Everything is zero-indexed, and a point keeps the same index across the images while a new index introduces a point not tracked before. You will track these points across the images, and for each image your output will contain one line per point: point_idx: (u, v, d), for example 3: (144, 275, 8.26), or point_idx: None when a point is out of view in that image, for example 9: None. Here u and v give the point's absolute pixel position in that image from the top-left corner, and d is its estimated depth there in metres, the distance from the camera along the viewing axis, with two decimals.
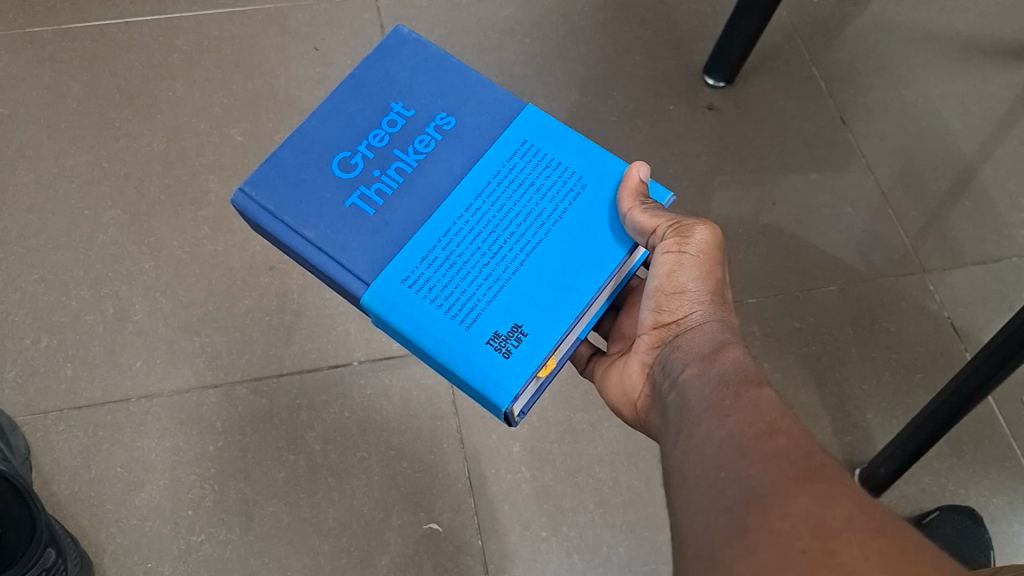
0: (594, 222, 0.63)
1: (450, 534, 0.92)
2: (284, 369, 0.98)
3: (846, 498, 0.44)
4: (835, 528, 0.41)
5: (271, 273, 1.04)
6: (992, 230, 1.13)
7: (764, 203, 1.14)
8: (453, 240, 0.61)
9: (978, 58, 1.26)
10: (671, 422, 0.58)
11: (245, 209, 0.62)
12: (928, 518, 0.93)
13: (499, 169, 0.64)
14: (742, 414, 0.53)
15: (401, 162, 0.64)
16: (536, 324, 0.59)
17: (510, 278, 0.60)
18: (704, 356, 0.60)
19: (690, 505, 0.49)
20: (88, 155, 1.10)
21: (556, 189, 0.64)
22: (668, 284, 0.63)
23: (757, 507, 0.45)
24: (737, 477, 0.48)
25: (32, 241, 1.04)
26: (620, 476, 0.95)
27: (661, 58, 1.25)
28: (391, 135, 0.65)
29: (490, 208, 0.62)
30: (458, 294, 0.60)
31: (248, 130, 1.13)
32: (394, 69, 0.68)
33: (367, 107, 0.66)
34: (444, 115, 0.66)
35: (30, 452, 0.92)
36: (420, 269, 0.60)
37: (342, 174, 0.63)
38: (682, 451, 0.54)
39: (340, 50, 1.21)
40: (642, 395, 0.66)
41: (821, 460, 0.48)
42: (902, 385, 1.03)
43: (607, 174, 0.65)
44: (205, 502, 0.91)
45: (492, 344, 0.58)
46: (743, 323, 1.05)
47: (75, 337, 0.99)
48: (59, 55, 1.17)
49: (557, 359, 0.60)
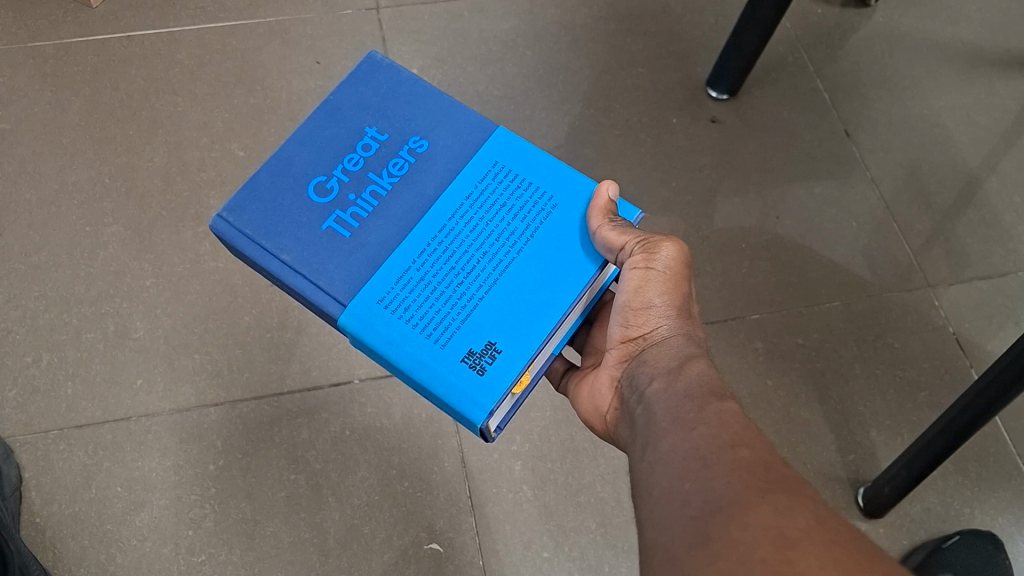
0: (565, 241, 0.62)
1: (450, 555, 0.91)
2: (286, 387, 0.98)
3: (805, 511, 0.44)
4: (792, 538, 0.42)
5: (272, 290, 1.03)
6: (998, 243, 1.12)
7: (767, 216, 1.13)
8: (427, 261, 0.61)
9: (984, 69, 1.25)
10: (638, 436, 0.58)
11: (224, 234, 0.62)
12: (947, 542, 0.91)
13: (471, 190, 0.64)
14: (706, 428, 0.53)
15: (375, 185, 0.63)
16: (510, 341, 0.58)
17: (483, 297, 0.60)
18: (669, 370, 0.59)
19: (656, 516, 0.49)
20: (89, 170, 1.10)
21: (528, 208, 0.63)
22: (635, 299, 0.63)
23: (718, 517, 0.45)
24: (700, 488, 0.48)
25: (33, 257, 1.04)
26: (621, 496, 0.94)
27: (664, 70, 1.24)
28: (366, 159, 0.65)
29: (463, 228, 0.62)
30: (433, 313, 0.59)
31: (250, 144, 1.13)
32: (368, 94, 0.68)
33: (343, 132, 0.66)
34: (418, 138, 0.66)
35: (22, 482, 0.91)
36: (395, 290, 0.60)
37: (318, 198, 0.63)
38: (648, 463, 0.54)
39: (342, 62, 1.21)
40: (611, 408, 0.65)
41: (782, 471, 0.48)
42: (907, 402, 1.02)
43: (578, 194, 0.64)
44: (205, 522, 0.91)
45: (466, 362, 0.58)
46: (744, 339, 1.05)
47: (76, 355, 0.98)
48: (61, 69, 1.17)
49: (532, 375, 0.60)
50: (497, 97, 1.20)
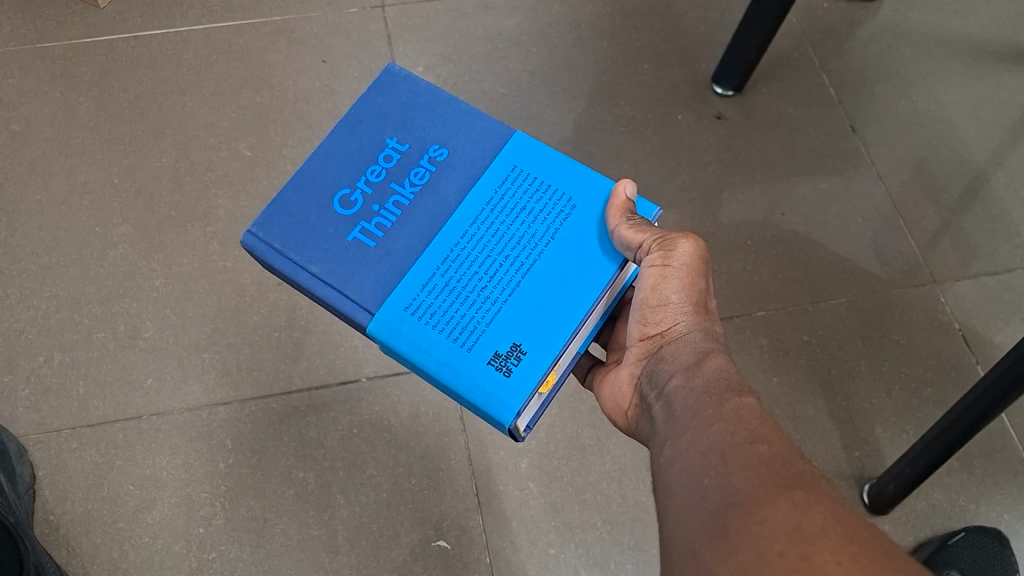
0: (584, 241, 0.63)
1: (458, 552, 0.92)
2: (294, 385, 0.99)
3: (822, 506, 0.45)
4: (810, 534, 0.43)
5: (279, 289, 1.04)
6: (1005, 239, 1.12)
7: (773, 212, 1.13)
8: (451, 266, 0.61)
9: (991, 63, 1.25)
10: (658, 431, 0.58)
11: (255, 250, 0.63)
12: (953, 539, 0.91)
13: (491, 196, 0.64)
14: (724, 423, 0.53)
15: (398, 195, 0.64)
16: (534, 342, 0.59)
17: (507, 299, 0.60)
18: (687, 366, 0.60)
19: (674, 511, 0.50)
20: (98, 171, 1.11)
21: (547, 211, 0.64)
22: (653, 297, 0.63)
23: (737, 511, 0.46)
24: (719, 483, 0.49)
25: (44, 258, 1.05)
26: (627, 493, 0.95)
27: (669, 66, 1.24)
28: (387, 169, 0.65)
29: (485, 233, 0.63)
30: (459, 317, 0.60)
31: (257, 144, 1.14)
32: (387, 106, 0.68)
33: (365, 144, 0.66)
34: (437, 146, 0.67)
35: (35, 480, 0.93)
36: (421, 297, 0.60)
37: (343, 210, 0.64)
38: (666, 458, 0.54)
39: (347, 61, 1.21)
40: (631, 405, 0.66)
41: (799, 467, 0.49)
42: (913, 399, 1.02)
43: (595, 195, 0.65)
44: (216, 520, 0.92)
45: (492, 365, 0.58)
46: (751, 336, 1.05)
47: (87, 355, 1.00)
48: (69, 70, 1.18)
49: (557, 375, 0.60)
50: (500, 94, 1.21)
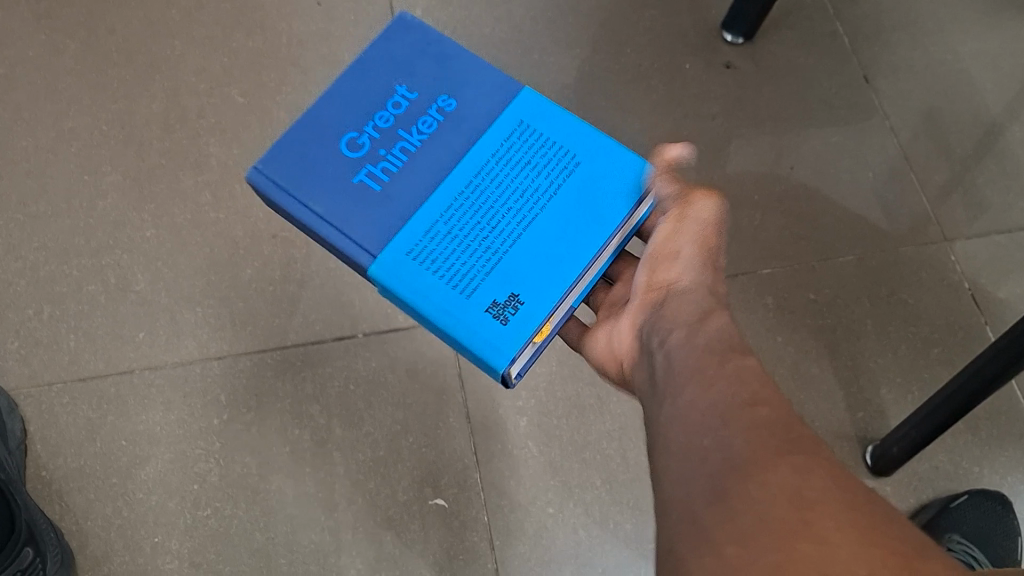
0: (590, 198, 0.60)
1: (456, 510, 0.91)
2: (289, 341, 0.97)
3: (823, 472, 0.43)
4: (810, 498, 0.41)
5: (274, 242, 1.02)
6: (1018, 196, 1.09)
7: (781, 166, 1.10)
8: (454, 215, 0.59)
9: (1011, 11, 1.20)
10: (656, 389, 0.56)
11: (256, 183, 0.60)
12: (956, 502, 0.90)
13: (497, 147, 0.61)
14: (725, 382, 0.51)
15: (405, 142, 0.61)
16: (534, 292, 0.57)
17: (509, 251, 0.58)
18: (690, 323, 0.58)
19: (672, 473, 0.48)
20: (86, 117, 1.07)
21: (554, 165, 0.61)
22: (665, 246, 0.64)
23: (735, 475, 0.44)
24: (719, 446, 0.47)
25: (32, 207, 1.02)
26: (628, 453, 0.94)
27: (678, 12, 1.19)
28: (395, 116, 0.62)
29: (491, 184, 0.60)
30: (459, 267, 0.58)
31: (250, 90, 1.10)
32: (396, 49, 0.64)
33: (372, 88, 0.63)
34: (447, 96, 0.63)
35: (27, 435, 0.91)
36: (421, 244, 0.58)
37: (349, 153, 0.61)
38: (665, 417, 0.53)
39: (343, 3, 1.16)
40: (627, 357, 0.64)
41: (801, 431, 0.47)
42: (919, 359, 1.00)
43: (603, 153, 0.62)
44: (210, 477, 0.91)
45: (490, 312, 0.57)
46: (756, 294, 1.03)
47: (77, 308, 0.97)
48: (55, 11, 1.14)
49: (555, 328, 0.59)
50: (502, 40, 1.16)
